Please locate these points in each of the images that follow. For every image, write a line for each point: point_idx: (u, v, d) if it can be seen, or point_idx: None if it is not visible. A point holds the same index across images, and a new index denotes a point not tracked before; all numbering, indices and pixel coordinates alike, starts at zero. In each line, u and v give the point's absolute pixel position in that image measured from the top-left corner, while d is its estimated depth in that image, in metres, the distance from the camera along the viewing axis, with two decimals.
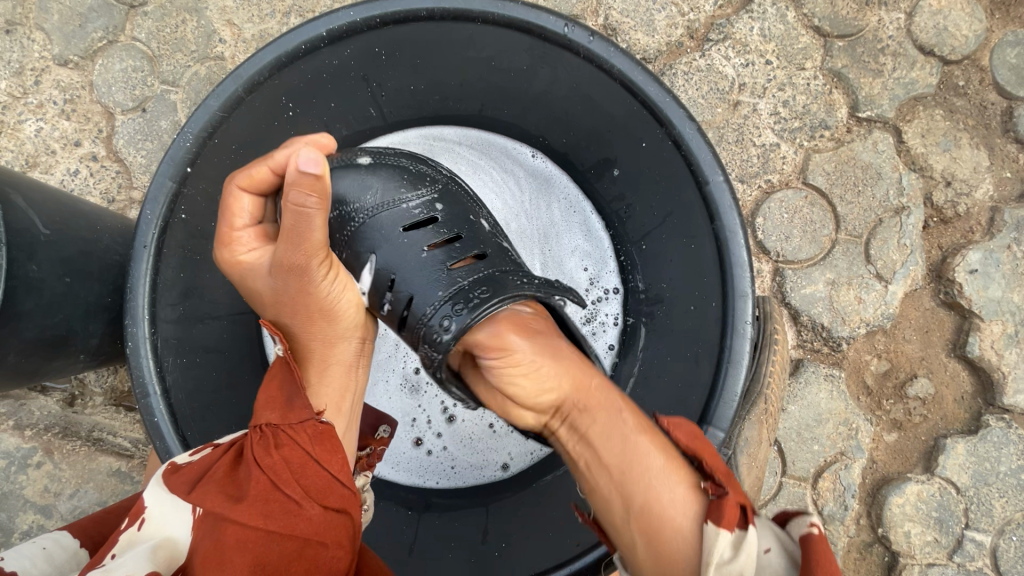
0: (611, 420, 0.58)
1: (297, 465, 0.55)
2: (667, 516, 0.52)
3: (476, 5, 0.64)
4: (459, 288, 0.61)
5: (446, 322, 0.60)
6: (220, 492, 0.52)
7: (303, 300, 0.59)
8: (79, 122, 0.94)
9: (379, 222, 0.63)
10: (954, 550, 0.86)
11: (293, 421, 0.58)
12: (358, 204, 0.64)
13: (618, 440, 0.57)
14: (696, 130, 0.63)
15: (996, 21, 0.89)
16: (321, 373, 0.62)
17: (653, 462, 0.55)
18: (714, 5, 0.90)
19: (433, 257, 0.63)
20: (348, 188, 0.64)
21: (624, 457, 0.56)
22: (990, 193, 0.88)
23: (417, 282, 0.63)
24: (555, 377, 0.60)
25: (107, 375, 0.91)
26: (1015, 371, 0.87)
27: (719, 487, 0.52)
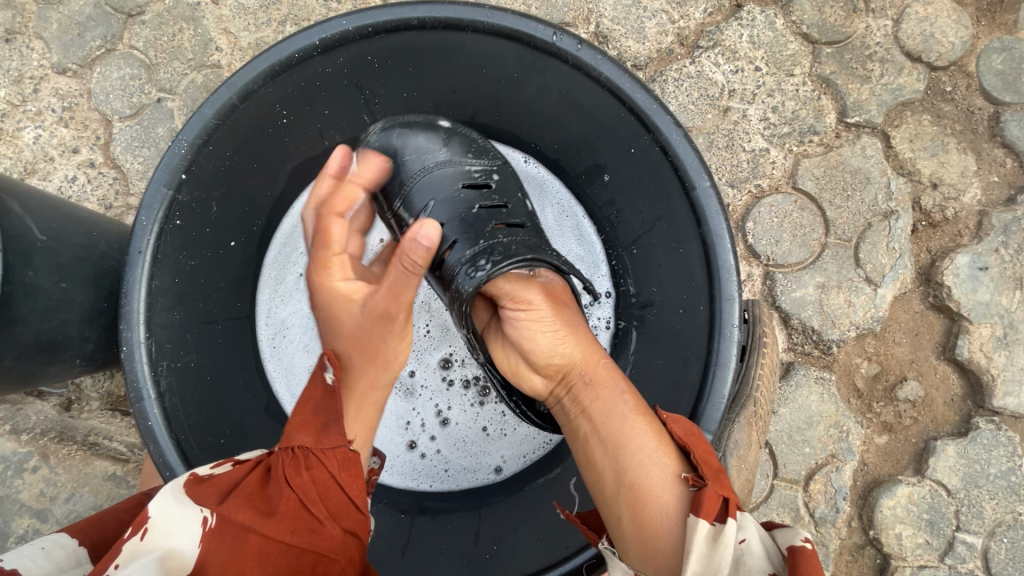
0: (610, 399, 0.61)
1: (322, 487, 0.56)
2: (653, 495, 0.54)
3: (466, 14, 0.65)
4: (496, 244, 0.67)
5: (477, 266, 0.65)
6: (249, 506, 0.53)
7: (373, 334, 0.61)
8: (77, 129, 0.95)
9: (441, 175, 0.71)
10: (945, 552, 0.86)
11: (325, 446, 0.57)
12: (427, 154, 0.71)
13: (614, 418, 0.59)
14: (683, 136, 0.64)
15: (982, 28, 0.90)
16: (358, 409, 0.62)
17: (645, 443, 0.57)
18: (704, 13, 0.91)
19: (480, 216, 0.70)
20: (421, 140, 0.72)
21: (619, 435, 0.58)
22: (977, 197, 0.89)
23: (462, 231, 0.69)
24: (566, 342, 0.64)
25: (104, 380, 0.92)
26: (1004, 373, 0.88)
27: (701, 479, 0.53)
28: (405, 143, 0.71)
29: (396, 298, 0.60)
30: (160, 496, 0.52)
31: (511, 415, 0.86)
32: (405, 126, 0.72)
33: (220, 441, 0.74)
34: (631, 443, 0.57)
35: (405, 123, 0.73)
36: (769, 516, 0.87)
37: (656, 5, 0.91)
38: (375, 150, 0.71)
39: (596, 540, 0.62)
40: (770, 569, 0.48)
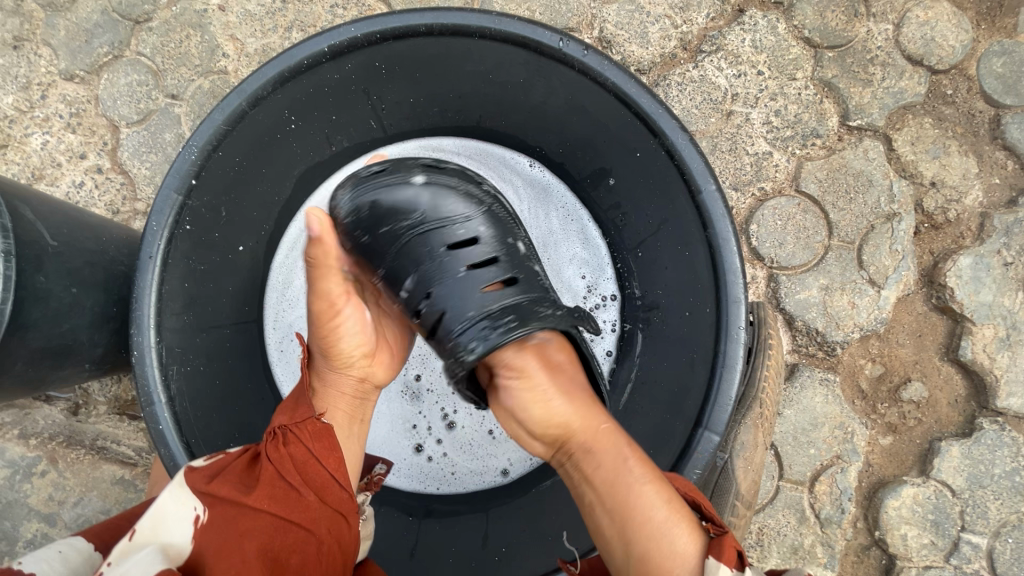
0: (619, 465, 0.58)
1: (300, 460, 0.59)
2: (674, 556, 0.54)
3: (473, 20, 0.65)
4: (491, 311, 0.59)
5: (473, 343, 0.58)
6: (233, 482, 0.56)
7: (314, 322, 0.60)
8: (84, 135, 0.96)
9: (422, 241, 0.60)
10: (950, 553, 0.87)
11: (297, 420, 0.60)
12: (404, 218, 0.60)
13: (624, 486, 0.57)
14: (688, 140, 0.64)
15: (982, 31, 0.91)
16: (321, 394, 0.64)
17: (658, 512, 0.55)
18: (706, 18, 0.92)
19: (470, 278, 0.60)
20: (394, 202, 0.59)
21: (632, 502, 0.56)
22: (979, 199, 0.90)
23: (454, 304, 0.60)
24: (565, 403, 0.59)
25: (111, 385, 0.92)
26: (1007, 374, 0.88)
27: (720, 528, 0.55)
28: (380, 206, 0.59)
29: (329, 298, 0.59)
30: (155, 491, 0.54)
31: None
32: (376, 184, 0.59)
33: (228, 444, 0.75)
34: (645, 509, 0.55)
35: (376, 180, 0.60)
36: (775, 518, 0.87)
37: (659, 10, 0.92)
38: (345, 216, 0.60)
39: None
40: None
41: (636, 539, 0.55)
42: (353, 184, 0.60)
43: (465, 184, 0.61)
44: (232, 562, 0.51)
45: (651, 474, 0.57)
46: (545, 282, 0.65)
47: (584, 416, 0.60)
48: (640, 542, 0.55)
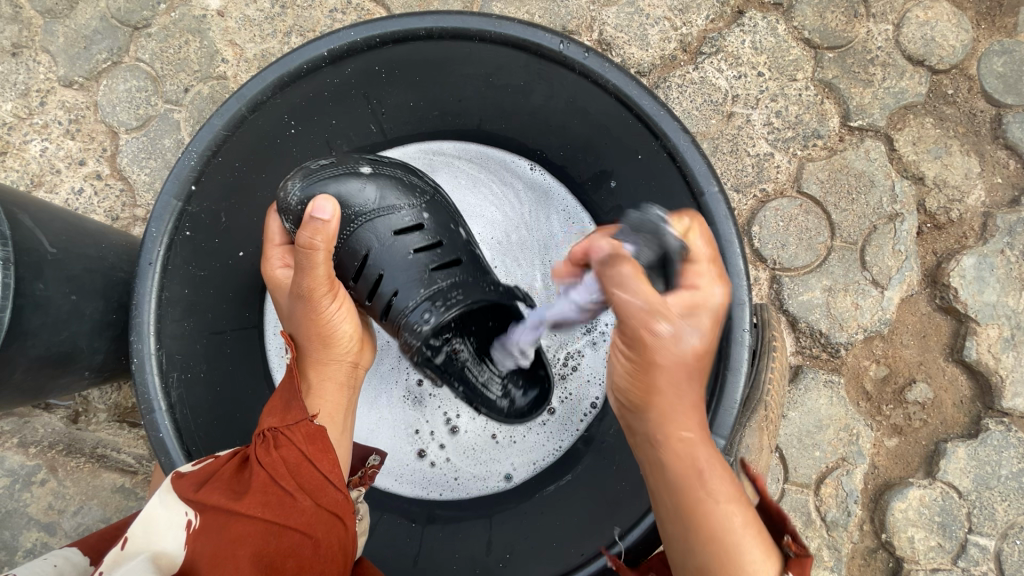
0: (710, 465, 0.49)
1: (293, 463, 0.57)
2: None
3: (473, 23, 0.65)
4: (437, 289, 0.68)
5: (425, 317, 0.67)
6: (222, 489, 0.55)
7: (306, 322, 0.60)
8: (84, 141, 0.96)
9: (371, 231, 0.68)
10: (958, 555, 0.86)
11: (290, 421, 0.58)
12: (354, 211, 0.67)
13: (707, 492, 0.49)
14: (690, 142, 0.64)
15: (982, 31, 0.91)
16: (311, 391, 0.62)
17: (734, 518, 0.48)
18: (706, 20, 0.92)
19: (418, 260, 0.69)
20: (343, 197, 0.67)
21: (714, 513, 0.48)
22: (982, 199, 0.90)
23: (404, 283, 0.68)
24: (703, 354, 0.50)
25: (111, 392, 0.91)
26: (1012, 374, 0.88)
27: (801, 547, 0.48)
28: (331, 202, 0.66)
29: (324, 280, 0.58)
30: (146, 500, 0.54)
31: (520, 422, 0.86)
32: (326, 180, 0.66)
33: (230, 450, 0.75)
34: (729, 521, 0.47)
35: (326, 176, 0.66)
36: None
37: (659, 13, 0.92)
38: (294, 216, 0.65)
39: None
40: None
41: (718, 558, 0.47)
42: (302, 182, 0.66)
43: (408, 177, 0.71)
44: (224, 569, 0.50)
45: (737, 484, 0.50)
46: (483, 265, 0.75)
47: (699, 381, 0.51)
48: (721, 556, 0.47)
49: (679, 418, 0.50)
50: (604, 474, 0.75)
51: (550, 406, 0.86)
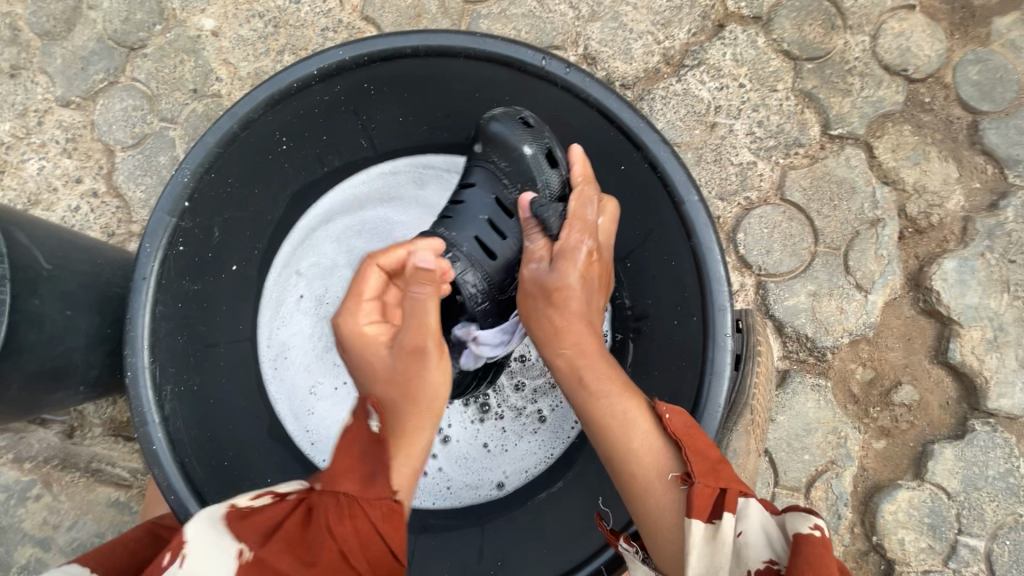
0: (589, 366, 0.62)
1: (365, 539, 0.53)
2: (643, 463, 0.56)
3: (458, 41, 0.68)
4: (455, 247, 0.72)
5: (428, 239, 0.73)
6: (287, 552, 0.52)
7: (416, 382, 0.57)
8: (80, 160, 0.97)
9: (489, 180, 0.74)
10: (949, 556, 0.87)
11: (371, 496, 0.53)
12: (499, 159, 0.73)
13: (590, 392, 0.61)
14: (671, 152, 0.66)
15: (956, 41, 0.93)
16: (403, 461, 0.56)
17: (617, 412, 0.59)
18: (688, 33, 0.95)
19: (481, 220, 0.74)
20: (503, 145, 0.72)
21: (598, 408, 0.60)
22: (961, 203, 0.92)
23: (448, 220, 0.75)
24: (568, 279, 0.65)
25: (106, 407, 0.92)
26: (996, 375, 0.89)
27: (690, 478, 0.53)
28: (494, 127, 0.72)
29: (430, 331, 0.58)
30: (198, 524, 0.52)
31: (512, 430, 0.87)
32: (507, 121, 0.72)
33: (224, 462, 0.74)
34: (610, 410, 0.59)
35: (509, 121, 0.72)
36: None
37: (642, 27, 0.95)
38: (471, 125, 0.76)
39: (615, 541, 0.61)
40: (771, 557, 0.48)
41: (611, 449, 0.58)
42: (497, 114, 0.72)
43: (556, 188, 0.72)
44: None
45: (614, 381, 0.61)
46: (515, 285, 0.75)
47: (563, 299, 0.65)
48: (611, 443, 0.58)
49: (552, 336, 0.65)
50: (595, 478, 0.75)
51: (541, 415, 0.86)
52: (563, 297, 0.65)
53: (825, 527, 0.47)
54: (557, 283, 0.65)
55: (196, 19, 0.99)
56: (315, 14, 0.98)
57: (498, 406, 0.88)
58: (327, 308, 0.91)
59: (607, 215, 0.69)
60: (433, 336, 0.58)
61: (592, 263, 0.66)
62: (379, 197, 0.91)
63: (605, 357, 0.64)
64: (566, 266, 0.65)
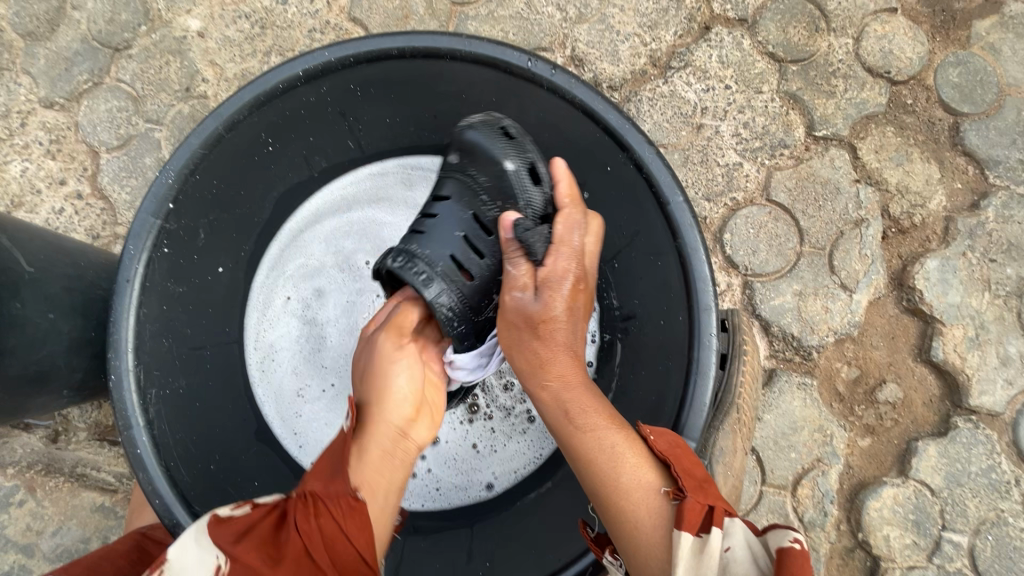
0: (574, 400, 0.61)
1: (329, 538, 0.54)
2: (636, 495, 0.57)
3: (444, 43, 0.68)
4: (429, 265, 0.67)
5: (398, 258, 0.67)
6: (260, 551, 0.53)
7: (371, 373, 0.64)
8: (64, 161, 0.96)
9: (467, 193, 0.71)
10: (933, 552, 0.88)
11: (330, 493, 0.56)
12: (480, 173, 0.71)
13: (577, 427, 0.60)
14: (655, 154, 0.67)
15: (938, 43, 0.94)
16: (363, 455, 0.59)
17: (606, 441, 0.59)
18: (674, 35, 0.95)
19: (458, 238, 0.69)
20: (484, 160, 0.70)
21: (585, 443, 0.60)
22: (943, 204, 0.93)
23: (421, 235, 0.70)
24: (555, 313, 0.62)
25: (91, 411, 0.91)
26: (978, 373, 0.90)
27: (681, 493, 0.55)
28: (473, 142, 0.71)
29: (406, 330, 0.67)
30: (183, 536, 0.54)
31: (501, 431, 0.87)
32: (488, 137, 0.71)
33: (209, 466, 0.73)
34: (599, 446, 0.59)
35: (491, 136, 0.71)
36: (759, 523, 0.88)
37: (629, 29, 0.95)
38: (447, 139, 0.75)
39: (601, 553, 0.63)
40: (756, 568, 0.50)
41: (600, 484, 0.58)
42: (476, 126, 0.72)
43: (539, 207, 0.69)
44: None
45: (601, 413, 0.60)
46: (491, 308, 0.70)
47: (548, 331, 0.62)
48: (601, 479, 0.58)
49: (537, 369, 0.63)
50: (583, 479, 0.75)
51: (530, 415, 0.87)
52: (548, 330, 0.62)
53: (803, 537, 0.51)
54: (544, 315, 0.62)
55: (181, 20, 0.99)
56: (302, 16, 0.97)
57: (487, 406, 0.88)
58: (315, 310, 0.91)
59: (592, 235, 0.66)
60: (388, 332, 0.66)
61: (579, 292, 0.63)
62: (368, 198, 0.90)
63: (590, 388, 0.63)
64: (552, 298, 0.62)
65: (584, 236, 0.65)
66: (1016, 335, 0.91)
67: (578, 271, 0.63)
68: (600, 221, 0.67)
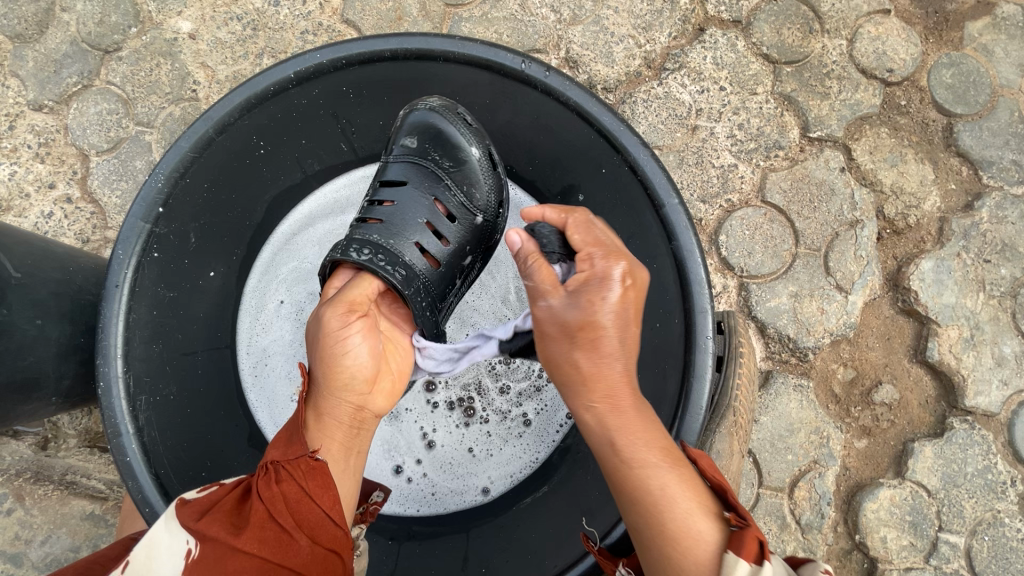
0: (624, 426, 0.54)
1: (293, 500, 0.53)
2: (688, 535, 0.51)
3: (437, 45, 0.68)
4: (396, 257, 0.67)
5: (362, 253, 0.66)
6: (223, 521, 0.52)
7: (320, 346, 0.60)
8: (53, 165, 0.95)
9: (429, 180, 0.71)
10: (930, 553, 0.88)
11: (291, 456, 0.56)
12: (443, 159, 0.70)
13: (624, 462, 0.53)
14: (650, 155, 0.67)
15: (931, 45, 0.95)
16: (321, 424, 0.59)
17: (660, 473, 0.53)
18: (668, 37, 0.95)
19: (422, 228, 0.70)
20: (449, 145, 0.70)
21: (637, 475, 0.53)
22: (937, 205, 0.93)
23: (385, 226, 0.69)
24: (599, 316, 0.53)
25: (81, 417, 0.90)
26: (973, 373, 0.90)
27: (742, 519, 0.52)
28: (437, 125, 0.70)
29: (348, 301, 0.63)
30: (153, 526, 0.53)
31: (497, 434, 0.86)
32: (450, 121, 0.70)
33: (201, 473, 0.73)
34: (648, 485, 0.52)
35: (454, 119, 0.70)
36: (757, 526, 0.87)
37: (623, 31, 0.95)
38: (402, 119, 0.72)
39: (612, 569, 0.61)
40: None
41: (648, 524, 0.52)
42: (438, 108, 0.70)
43: (496, 194, 0.72)
44: None
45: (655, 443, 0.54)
46: (453, 293, 0.73)
47: (597, 342, 0.54)
48: (649, 519, 0.52)
49: (584, 387, 0.55)
50: (580, 484, 0.75)
51: (526, 418, 0.86)
52: (597, 339, 0.54)
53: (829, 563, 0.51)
54: (586, 318, 0.53)
55: (172, 22, 0.98)
56: (294, 17, 0.97)
57: (483, 410, 0.87)
58: (308, 313, 0.88)
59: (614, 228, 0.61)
60: (338, 305, 0.62)
61: (631, 289, 0.55)
62: (361, 199, 0.88)
63: (641, 410, 0.55)
64: (594, 297, 0.54)
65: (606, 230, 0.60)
66: (1011, 335, 0.91)
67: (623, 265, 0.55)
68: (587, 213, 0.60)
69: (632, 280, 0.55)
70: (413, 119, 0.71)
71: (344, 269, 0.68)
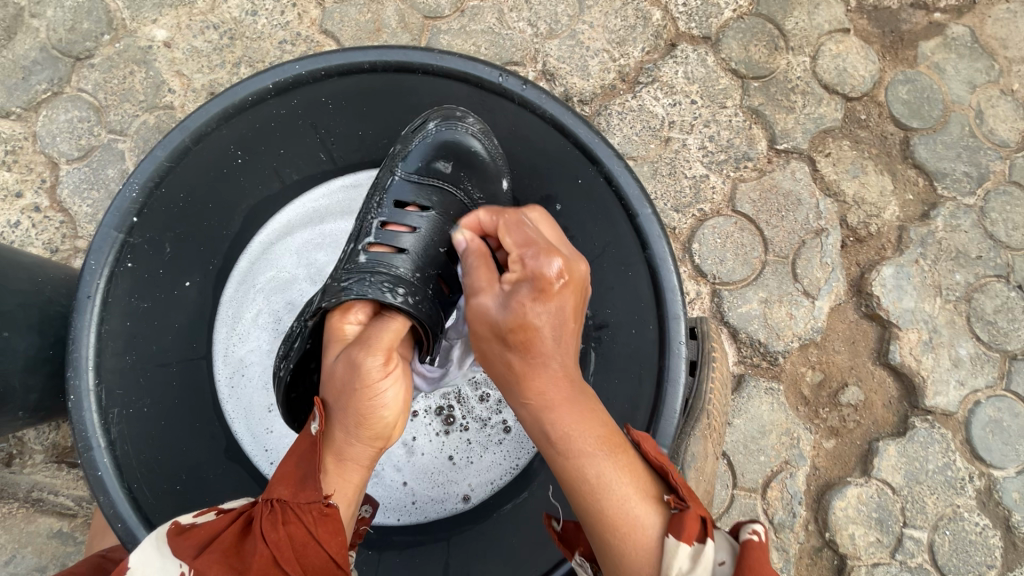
0: (559, 418, 0.55)
1: (299, 544, 0.53)
2: (629, 522, 0.53)
3: (416, 57, 0.69)
4: (421, 287, 0.67)
5: (396, 291, 0.63)
6: (223, 563, 0.52)
7: (354, 397, 0.56)
8: (21, 173, 0.93)
9: (457, 207, 0.73)
10: (895, 549, 0.91)
11: (302, 500, 0.54)
12: (474, 188, 0.75)
13: (562, 453, 0.55)
14: (624, 167, 0.69)
15: (887, 62, 1.00)
16: (340, 468, 0.58)
17: (597, 467, 0.54)
18: (642, 51, 0.98)
19: (442, 258, 0.71)
20: (484, 176, 0.74)
21: (571, 469, 0.55)
22: (896, 214, 0.98)
23: (411, 258, 0.68)
24: (531, 316, 0.54)
25: (49, 432, 0.87)
26: (932, 375, 0.94)
27: (682, 502, 0.53)
28: (476, 151, 0.73)
29: (381, 348, 0.58)
30: (144, 546, 0.53)
31: (477, 441, 0.86)
32: (488, 149, 0.74)
33: (176, 484, 0.71)
34: (585, 474, 0.54)
35: (488, 146, 0.74)
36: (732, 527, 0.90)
37: (597, 45, 0.98)
38: (438, 137, 0.72)
39: (570, 554, 0.63)
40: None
41: (587, 508, 0.54)
42: (480, 136, 0.73)
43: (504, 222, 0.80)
44: None
45: (596, 438, 0.55)
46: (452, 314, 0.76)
47: (531, 343, 0.55)
48: (594, 507, 0.54)
49: (521, 385, 0.56)
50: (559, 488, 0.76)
51: (506, 425, 0.86)
52: (529, 340, 0.55)
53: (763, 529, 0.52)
54: (518, 318, 0.54)
55: (147, 30, 0.97)
56: (272, 27, 0.97)
57: (463, 417, 0.87)
58: (286, 323, 0.88)
59: (539, 221, 0.64)
60: (376, 353, 0.57)
61: (568, 285, 0.56)
62: (340, 209, 0.88)
63: (583, 410, 0.56)
64: (524, 300, 0.55)
65: (536, 229, 0.62)
66: (966, 338, 0.96)
67: (556, 261, 0.56)
68: (538, 211, 0.65)
69: (568, 276, 0.57)
70: (453, 142, 0.72)
71: (360, 303, 0.63)
